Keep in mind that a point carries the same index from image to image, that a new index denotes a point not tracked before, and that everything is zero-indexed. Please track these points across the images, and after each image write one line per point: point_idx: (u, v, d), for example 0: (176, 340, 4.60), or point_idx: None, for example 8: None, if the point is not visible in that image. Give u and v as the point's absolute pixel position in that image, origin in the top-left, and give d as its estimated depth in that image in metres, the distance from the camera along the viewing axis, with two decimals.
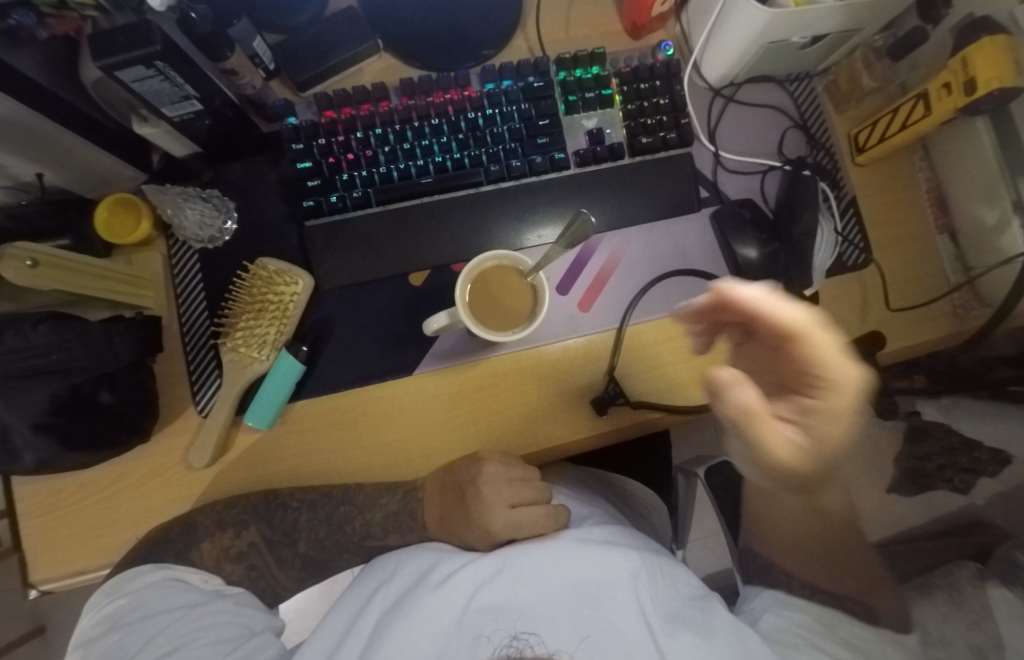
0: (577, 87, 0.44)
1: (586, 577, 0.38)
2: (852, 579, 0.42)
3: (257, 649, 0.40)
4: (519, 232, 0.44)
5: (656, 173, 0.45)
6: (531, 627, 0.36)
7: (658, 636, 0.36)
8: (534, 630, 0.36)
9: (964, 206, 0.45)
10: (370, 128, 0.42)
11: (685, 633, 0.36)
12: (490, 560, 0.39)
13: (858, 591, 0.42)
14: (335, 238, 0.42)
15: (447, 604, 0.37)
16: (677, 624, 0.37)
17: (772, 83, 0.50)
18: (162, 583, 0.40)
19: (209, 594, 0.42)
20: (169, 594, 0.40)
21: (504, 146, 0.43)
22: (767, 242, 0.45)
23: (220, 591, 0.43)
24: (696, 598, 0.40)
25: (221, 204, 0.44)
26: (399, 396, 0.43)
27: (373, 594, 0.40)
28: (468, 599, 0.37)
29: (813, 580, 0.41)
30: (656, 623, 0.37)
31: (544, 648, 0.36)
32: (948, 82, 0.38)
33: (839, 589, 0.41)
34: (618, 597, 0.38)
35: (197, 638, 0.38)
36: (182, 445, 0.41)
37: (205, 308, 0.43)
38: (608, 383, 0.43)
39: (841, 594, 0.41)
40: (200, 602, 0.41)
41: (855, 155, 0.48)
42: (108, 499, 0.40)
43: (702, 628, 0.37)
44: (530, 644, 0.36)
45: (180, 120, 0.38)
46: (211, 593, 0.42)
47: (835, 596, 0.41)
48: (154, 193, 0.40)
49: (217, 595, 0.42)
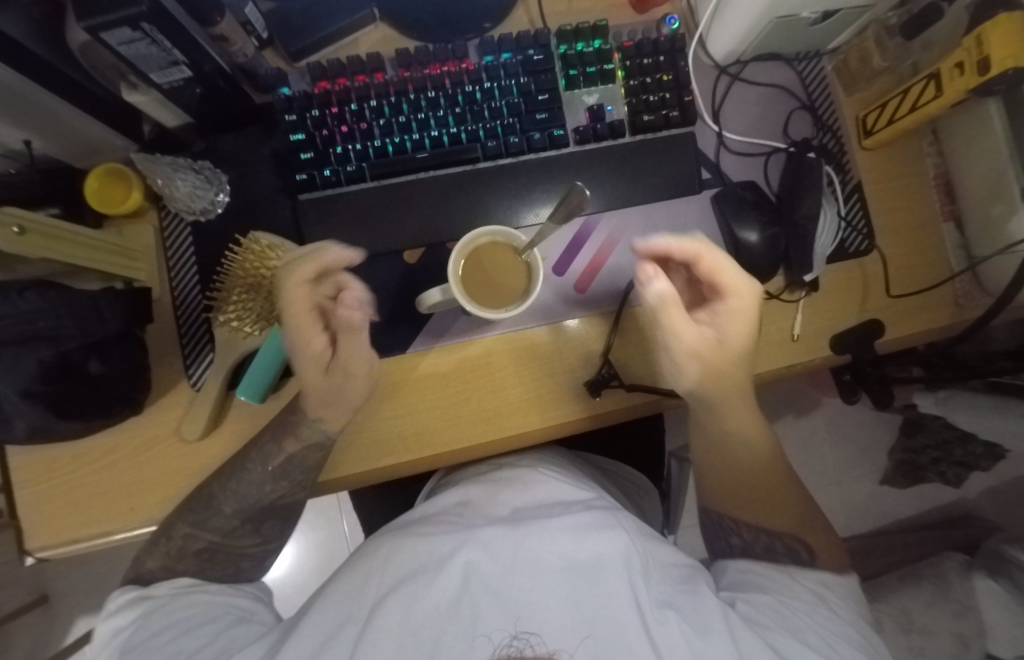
0: (579, 60, 0.42)
1: (580, 562, 0.38)
2: (785, 513, 0.45)
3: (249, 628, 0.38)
4: (517, 210, 0.44)
5: (657, 153, 0.44)
6: (532, 627, 0.35)
7: (649, 623, 0.36)
8: (535, 629, 0.35)
9: (970, 193, 0.44)
10: (365, 100, 0.41)
11: (675, 617, 0.36)
12: (489, 543, 0.38)
13: (792, 526, 0.45)
14: (329, 213, 0.42)
15: (446, 592, 0.36)
16: (667, 610, 0.37)
17: (779, 61, 0.48)
18: (131, 598, 0.38)
19: (186, 587, 0.40)
20: (141, 603, 0.38)
21: (502, 121, 0.42)
22: (768, 225, 0.44)
23: (198, 584, 0.41)
24: (686, 580, 0.40)
25: (213, 177, 0.43)
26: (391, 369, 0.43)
27: (365, 579, 0.38)
28: (468, 586, 0.37)
29: (752, 516, 0.46)
30: (647, 610, 0.36)
31: (545, 648, 0.35)
32: (962, 62, 0.36)
33: (773, 521, 0.45)
34: (611, 585, 0.37)
35: (164, 637, 0.35)
36: (176, 418, 0.42)
37: (198, 281, 0.43)
38: (603, 365, 0.43)
39: (775, 529, 0.45)
40: (172, 599, 0.38)
41: (862, 138, 0.47)
42: (102, 471, 0.41)
43: (690, 612, 0.37)
44: (531, 644, 0.35)
45: (170, 87, 0.37)
46: (184, 589, 0.40)
47: (771, 529, 0.45)
48: (144, 162, 0.39)
49: (194, 588, 0.40)
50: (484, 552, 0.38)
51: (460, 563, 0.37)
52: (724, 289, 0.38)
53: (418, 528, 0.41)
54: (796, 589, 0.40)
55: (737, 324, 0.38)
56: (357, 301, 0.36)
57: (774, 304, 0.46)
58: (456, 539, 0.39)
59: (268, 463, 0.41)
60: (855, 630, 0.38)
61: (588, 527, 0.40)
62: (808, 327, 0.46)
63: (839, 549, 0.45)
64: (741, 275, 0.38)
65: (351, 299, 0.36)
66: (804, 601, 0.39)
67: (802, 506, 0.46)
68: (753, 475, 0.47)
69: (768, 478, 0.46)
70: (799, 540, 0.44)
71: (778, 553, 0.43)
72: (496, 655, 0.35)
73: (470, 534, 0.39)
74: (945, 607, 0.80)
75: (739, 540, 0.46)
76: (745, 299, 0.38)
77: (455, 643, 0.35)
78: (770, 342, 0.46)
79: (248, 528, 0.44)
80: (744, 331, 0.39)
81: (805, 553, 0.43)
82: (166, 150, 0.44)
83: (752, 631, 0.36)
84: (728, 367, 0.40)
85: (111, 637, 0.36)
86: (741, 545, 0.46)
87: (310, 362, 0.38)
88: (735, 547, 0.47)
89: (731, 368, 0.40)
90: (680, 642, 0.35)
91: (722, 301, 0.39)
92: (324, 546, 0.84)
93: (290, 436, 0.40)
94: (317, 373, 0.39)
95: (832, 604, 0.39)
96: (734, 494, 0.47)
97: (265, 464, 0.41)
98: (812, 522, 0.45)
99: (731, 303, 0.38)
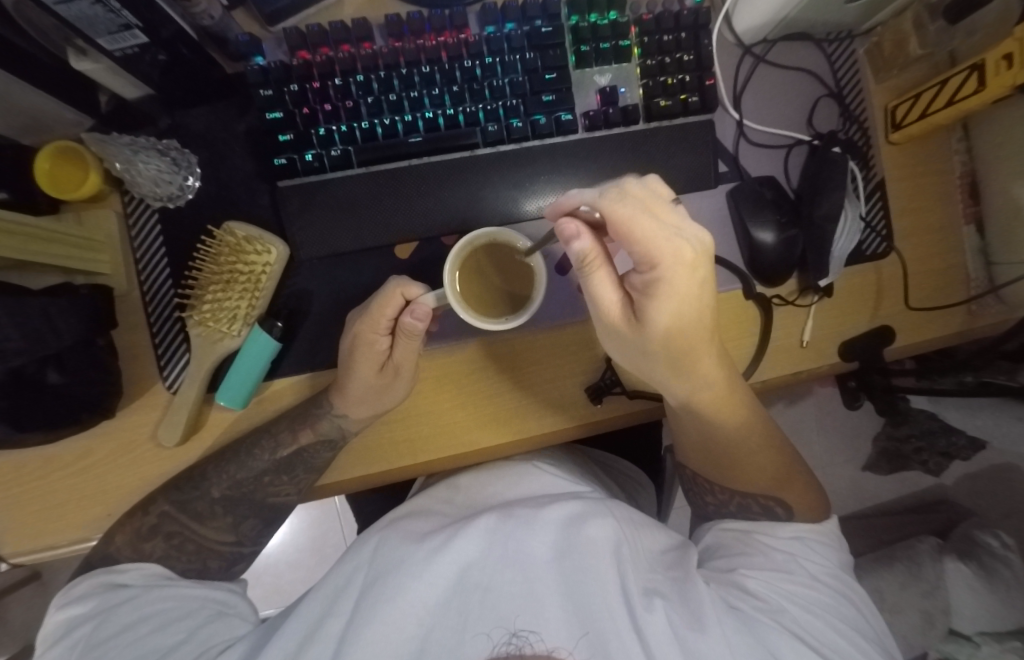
0: (591, 34, 0.38)
1: (571, 550, 0.35)
2: (759, 475, 0.42)
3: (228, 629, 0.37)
4: (516, 202, 0.40)
5: (672, 142, 0.41)
6: (530, 624, 0.32)
7: (636, 611, 0.33)
8: (535, 627, 0.32)
9: (1000, 198, 0.41)
10: (350, 75, 0.36)
11: (661, 604, 0.34)
12: (476, 533, 0.36)
13: (771, 485, 0.42)
14: (312, 203, 0.38)
15: (432, 585, 0.34)
16: (654, 597, 0.34)
17: (808, 42, 0.44)
18: (101, 586, 0.36)
19: (162, 580, 0.38)
20: (111, 594, 0.36)
21: (504, 102, 0.38)
22: (786, 226, 0.41)
23: (171, 579, 0.39)
24: (676, 566, 0.38)
25: (181, 158, 0.39)
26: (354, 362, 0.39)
27: (354, 573, 0.37)
28: (454, 578, 0.35)
29: (725, 478, 0.43)
30: (634, 596, 0.34)
31: (544, 646, 0.32)
32: (1010, 54, 0.32)
33: (748, 483, 0.42)
34: (600, 571, 0.34)
35: (135, 628, 0.33)
36: (152, 423, 0.39)
37: (169, 274, 0.39)
38: (605, 369, 0.41)
39: (751, 491, 0.42)
40: (144, 592, 0.36)
41: (889, 131, 0.44)
42: (73, 475, 0.38)
43: (679, 600, 0.35)
44: (530, 643, 0.32)
45: (123, 55, 0.32)
46: (156, 581, 0.38)
47: (745, 491, 0.42)
48: (97, 143, 0.36)
49: (167, 582, 0.38)
50: (468, 542, 0.36)
51: (447, 557, 0.35)
52: (644, 258, 0.28)
53: (409, 522, 0.39)
54: (771, 557, 0.38)
55: (667, 300, 0.30)
56: (428, 314, 0.35)
57: (785, 310, 0.44)
58: (444, 534, 0.37)
59: (278, 450, 0.40)
60: (830, 594, 0.36)
61: (576, 516, 0.38)
62: (817, 334, 0.44)
63: (817, 491, 0.43)
64: (662, 233, 0.27)
65: (422, 311, 0.35)
66: (776, 572, 0.37)
67: (786, 460, 0.43)
68: (727, 442, 0.41)
69: (745, 445, 0.41)
70: (775, 498, 0.41)
71: (753, 513, 0.42)
72: (495, 655, 0.31)
73: (457, 528, 0.37)
74: (915, 588, 0.82)
75: (714, 499, 0.45)
76: (672, 267, 0.28)
77: (444, 640, 0.32)
78: (779, 349, 0.44)
79: (237, 527, 0.43)
80: (679, 306, 0.30)
81: (781, 510, 0.41)
82: (126, 126, 0.39)
83: (742, 626, 0.34)
84: (680, 340, 0.32)
85: (74, 628, 0.34)
86: (715, 502, 0.45)
87: (368, 361, 0.37)
88: (711, 503, 0.45)
89: (693, 339, 0.32)
90: (666, 629, 0.33)
91: (648, 272, 0.29)
92: (319, 525, 0.84)
93: (306, 427, 0.40)
94: (372, 370, 0.37)
95: (806, 565, 0.38)
96: (706, 456, 0.43)
97: (274, 452, 0.40)
98: (790, 478, 0.42)
99: (654, 277, 0.29)
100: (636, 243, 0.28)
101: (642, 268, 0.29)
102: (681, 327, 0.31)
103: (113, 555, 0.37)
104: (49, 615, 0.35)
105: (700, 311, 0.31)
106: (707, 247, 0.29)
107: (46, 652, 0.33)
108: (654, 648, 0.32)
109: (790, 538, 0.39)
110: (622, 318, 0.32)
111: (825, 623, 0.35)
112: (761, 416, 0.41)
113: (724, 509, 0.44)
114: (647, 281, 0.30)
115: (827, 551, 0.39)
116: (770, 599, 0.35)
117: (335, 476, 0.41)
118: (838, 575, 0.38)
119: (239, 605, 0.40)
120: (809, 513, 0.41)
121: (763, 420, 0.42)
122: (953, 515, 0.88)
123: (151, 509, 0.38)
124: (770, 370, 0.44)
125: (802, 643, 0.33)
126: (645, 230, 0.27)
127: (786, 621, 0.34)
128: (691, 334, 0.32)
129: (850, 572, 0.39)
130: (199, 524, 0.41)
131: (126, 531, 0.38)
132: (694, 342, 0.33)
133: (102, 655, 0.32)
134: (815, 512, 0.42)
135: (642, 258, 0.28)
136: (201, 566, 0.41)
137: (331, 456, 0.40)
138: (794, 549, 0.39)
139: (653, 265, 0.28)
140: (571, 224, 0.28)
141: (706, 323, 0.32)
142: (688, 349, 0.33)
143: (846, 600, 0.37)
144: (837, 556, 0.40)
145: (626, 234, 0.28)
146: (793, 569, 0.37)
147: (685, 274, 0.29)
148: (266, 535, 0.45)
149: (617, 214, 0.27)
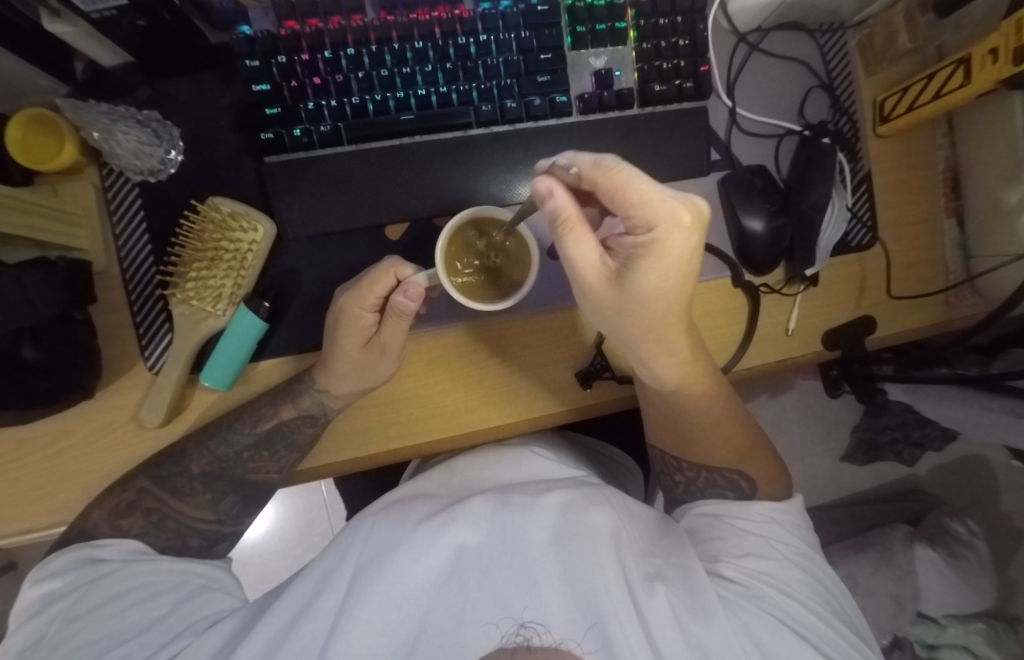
0: (588, 15, 0.37)
1: (569, 536, 0.35)
2: (723, 449, 0.43)
3: (211, 601, 0.36)
4: (510, 184, 0.39)
5: (666, 129, 0.41)
6: (538, 616, 0.32)
7: (636, 594, 0.34)
8: (539, 618, 0.32)
9: (979, 190, 0.42)
10: (341, 48, 0.36)
11: (663, 590, 0.35)
12: (474, 517, 0.36)
13: (733, 459, 0.43)
14: (301, 180, 0.37)
15: (433, 563, 0.35)
16: (656, 582, 0.35)
17: (801, 33, 0.44)
18: (77, 561, 0.35)
19: (138, 554, 0.37)
20: (88, 568, 0.35)
21: (497, 81, 0.37)
22: (775, 215, 0.42)
23: (148, 555, 0.38)
24: (676, 550, 0.38)
25: (163, 131, 0.38)
26: (333, 329, 0.38)
27: (347, 549, 0.36)
28: (455, 561, 0.35)
29: (692, 453, 0.43)
30: (635, 581, 0.35)
31: (550, 638, 0.32)
32: (996, 48, 0.32)
33: (715, 458, 0.43)
34: (599, 555, 0.35)
35: (113, 604, 0.33)
36: (134, 403, 0.38)
37: (151, 251, 0.38)
38: (595, 354, 0.41)
39: (715, 465, 0.43)
40: (124, 566, 0.36)
41: (877, 124, 0.45)
42: (47, 455, 0.37)
43: (681, 586, 0.35)
44: (538, 633, 0.32)
45: (100, 17, 0.30)
46: (135, 557, 0.37)
47: (708, 465, 0.43)
48: (74, 111, 0.34)
49: (145, 558, 0.37)
50: (476, 527, 0.36)
51: (450, 542, 0.35)
52: (641, 221, 0.27)
53: (407, 505, 0.39)
54: (752, 543, 0.38)
55: (658, 264, 0.28)
56: (420, 295, 0.34)
57: (772, 298, 0.44)
58: (442, 516, 0.36)
59: (258, 426, 0.40)
60: (804, 574, 0.37)
61: (574, 503, 0.38)
62: (803, 322, 0.45)
63: (780, 468, 0.44)
64: (660, 193, 0.26)
65: (415, 292, 0.34)
66: (755, 556, 0.37)
67: (749, 433, 0.44)
68: (691, 414, 0.41)
69: (709, 421, 0.41)
70: (740, 473, 0.42)
71: (719, 487, 0.43)
72: (501, 644, 0.31)
73: (456, 511, 0.37)
74: (887, 572, 0.83)
75: (683, 477, 0.45)
76: (671, 232, 0.27)
77: (444, 624, 0.32)
78: (767, 337, 0.45)
79: (220, 506, 0.42)
80: (668, 269, 0.29)
81: (746, 485, 0.42)
82: (105, 96, 0.38)
83: (729, 614, 0.34)
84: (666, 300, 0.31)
85: (51, 602, 0.33)
86: (683, 480, 0.45)
87: (353, 334, 0.37)
88: (679, 483, 0.45)
89: (675, 304, 0.32)
90: (666, 612, 0.34)
91: (641, 236, 0.28)
92: (304, 512, 0.83)
93: (288, 402, 0.39)
94: (355, 346, 0.37)
95: (779, 547, 0.38)
96: (669, 432, 0.43)
97: (254, 425, 0.40)
98: (750, 451, 0.43)
99: (650, 239, 0.28)
100: (632, 206, 0.27)
101: (638, 235, 0.28)
102: (656, 293, 0.30)
103: (90, 531, 0.36)
104: (23, 590, 0.34)
105: (685, 274, 0.30)
106: (701, 212, 0.27)
107: (20, 629, 0.32)
108: (653, 630, 0.33)
109: (765, 520, 0.39)
110: (601, 280, 0.30)
111: (805, 606, 0.36)
112: (727, 393, 0.41)
113: (693, 486, 0.44)
114: (640, 248, 0.29)
115: (798, 532, 0.40)
116: (751, 585, 0.36)
117: (319, 459, 0.41)
118: (817, 556, 0.39)
119: (221, 578, 0.39)
120: (773, 489, 0.42)
121: (731, 404, 0.42)
122: (924, 503, 0.91)
123: (130, 485, 0.37)
124: (756, 357, 0.45)
125: (786, 628, 0.34)
126: (642, 191, 0.26)
127: (769, 607, 0.35)
128: (667, 298, 0.31)
129: (818, 550, 0.40)
130: (178, 502, 0.40)
131: (103, 506, 0.37)
132: (671, 305, 0.32)
133: (85, 628, 0.32)
134: (779, 490, 0.43)
135: (648, 223, 0.27)
136: (180, 545, 0.41)
137: (313, 432, 0.39)
138: (768, 532, 0.39)
139: (654, 233, 0.27)
140: (545, 181, 0.27)
141: (687, 290, 0.31)
142: (670, 313, 0.32)
143: (819, 578, 0.38)
144: (806, 535, 0.40)
145: (631, 195, 0.26)
146: (769, 552, 0.38)
147: (683, 238, 0.27)
148: (248, 514, 0.44)
149: (614, 176, 0.27)
